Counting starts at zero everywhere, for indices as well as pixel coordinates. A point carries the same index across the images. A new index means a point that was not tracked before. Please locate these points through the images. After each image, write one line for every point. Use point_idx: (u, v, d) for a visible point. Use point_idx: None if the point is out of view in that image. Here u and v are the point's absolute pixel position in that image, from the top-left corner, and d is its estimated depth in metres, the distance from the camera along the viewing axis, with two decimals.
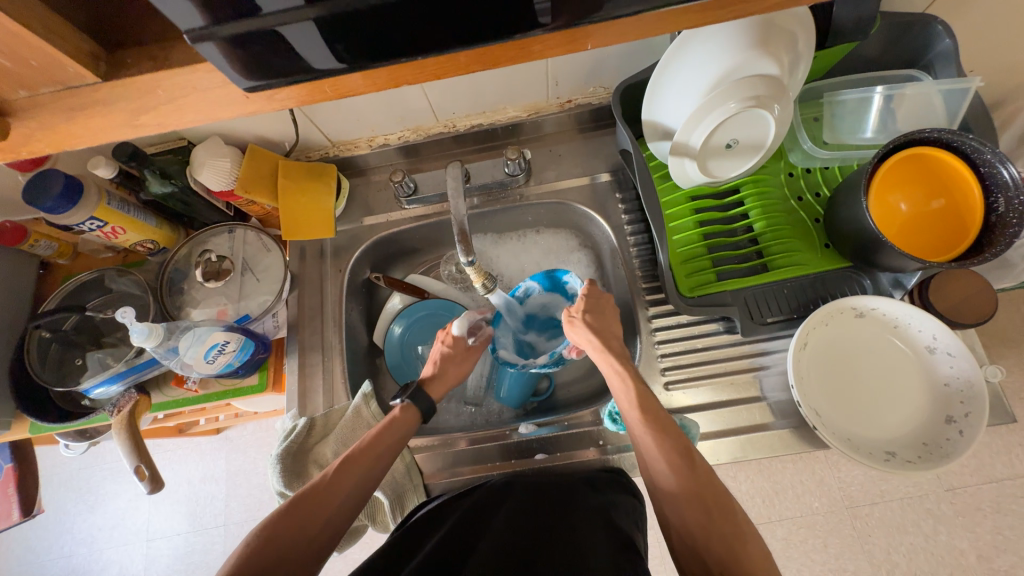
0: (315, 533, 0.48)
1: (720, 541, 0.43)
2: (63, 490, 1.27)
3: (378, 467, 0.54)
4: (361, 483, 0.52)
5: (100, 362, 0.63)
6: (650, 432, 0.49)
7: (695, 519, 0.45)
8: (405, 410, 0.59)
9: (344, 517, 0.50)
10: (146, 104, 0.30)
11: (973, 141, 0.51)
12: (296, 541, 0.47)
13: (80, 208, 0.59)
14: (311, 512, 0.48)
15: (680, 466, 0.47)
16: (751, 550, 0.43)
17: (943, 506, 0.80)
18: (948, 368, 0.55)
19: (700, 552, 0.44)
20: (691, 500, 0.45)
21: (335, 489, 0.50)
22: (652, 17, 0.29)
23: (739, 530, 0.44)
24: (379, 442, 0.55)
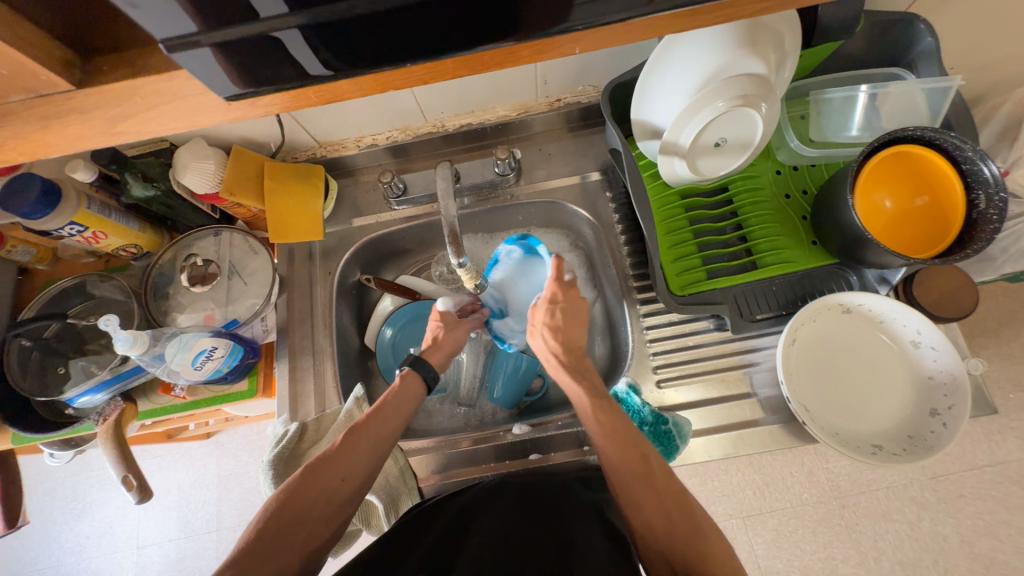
0: (335, 492, 0.49)
1: (681, 538, 0.44)
2: (49, 498, 1.24)
3: (393, 428, 0.55)
4: (378, 444, 0.53)
5: (84, 371, 0.62)
6: (608, 443, 0.50)
7: (661, 527, 0.45)
8: (412, 375, 0.60)
9: (364, 476, 0.51)
10: (125, 112, 0.30)
11: (955, 139, 0.52)
12: (317, 499, 0.48)
13: (59, 212, 0.57)
14: (330, 473, 0.49)
15: (638, 464, 0.48)
16: (714, 549, 0.43)
17: (926, 493, 0.82)
18: (932, 362, 0.56)
19: (665, 551, 0.44)
20: (649, 498, 0.46)
21: (352, 451, 0.51)
22: (639, 24, 0.29)
23: (700, 530, 0.44)
24: (393, 407, 0.56)
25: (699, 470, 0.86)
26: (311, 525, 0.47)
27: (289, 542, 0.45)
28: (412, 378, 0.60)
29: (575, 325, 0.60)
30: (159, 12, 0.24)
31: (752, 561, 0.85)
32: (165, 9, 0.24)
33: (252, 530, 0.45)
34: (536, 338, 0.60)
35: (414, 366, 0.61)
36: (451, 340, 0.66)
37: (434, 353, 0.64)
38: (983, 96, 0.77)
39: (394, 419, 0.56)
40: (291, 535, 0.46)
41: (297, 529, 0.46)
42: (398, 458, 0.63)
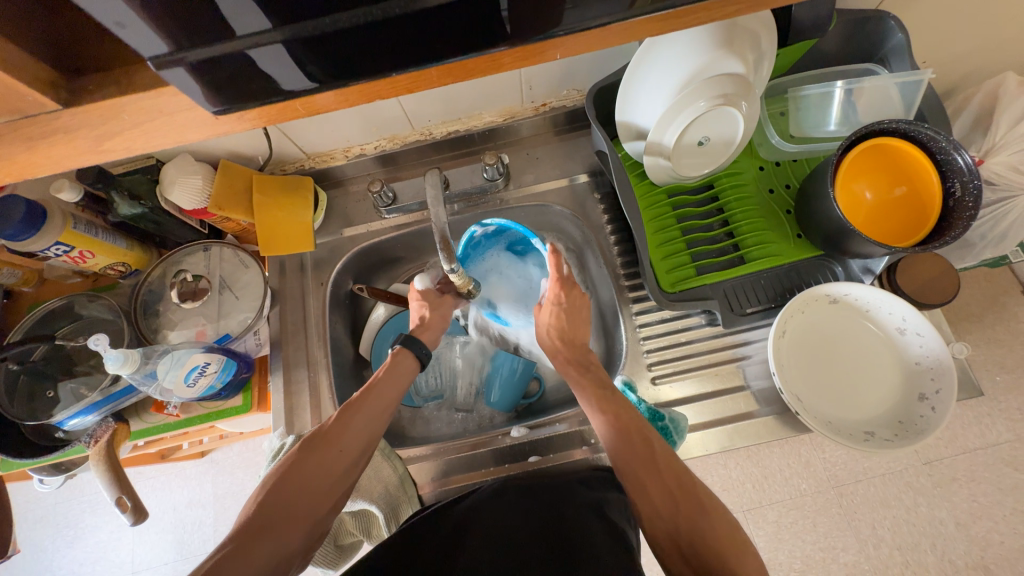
0: (332, 465, 0.49)
1: (685, 516, 0.44)
2: (39, 526, 1.21)
3: (388, 404, 0.55)
4: (374, 418, 0.53)
5: (74, 394, 0.61)
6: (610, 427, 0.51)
7: (662, 502, 0.46)
8: (403, 354, 0.60)
9: (361, 448, 0.51)
10: (111, 130, 0.30)
11: (929, 130, 0.54)
12: (315, 473, 0.48)
13: (44, 233, 0.56)
14: (326, 448, 0.49)
15: (638, 447, 0.49)
16: (713, 519, 0.44)
17: (921, 479, 0.83)
18: (918, 348, 0.58)
19: (672, 532, 0.44)
20: (653, 479, 0.47)
21: (347, 426, 0.51)
22: (619, 28, 0.30)
23: (700, 501, 0.45)
24: (385, 383, 0.56)
25: (698, 465, 0.87)
26: (311, 500, 0.47)
27: (290, 517, 0.45)
28: (404, 357, 0.59)
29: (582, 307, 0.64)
30: (142, 31, 0.24)
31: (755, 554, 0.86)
32: (148, 29, 0.24)
33: (251, 509, 0.45)
34: (544, 336, 0.64)
35: (404, 344, 0.60)
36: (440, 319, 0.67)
37: (426, 333, 0.65)
38: (955, 89, 0.80)
39: (388, 395, 0.56)
40: (291, 508, 0.45)
41: (297, 503, 0.46)
42: (396, 467, 0.62)
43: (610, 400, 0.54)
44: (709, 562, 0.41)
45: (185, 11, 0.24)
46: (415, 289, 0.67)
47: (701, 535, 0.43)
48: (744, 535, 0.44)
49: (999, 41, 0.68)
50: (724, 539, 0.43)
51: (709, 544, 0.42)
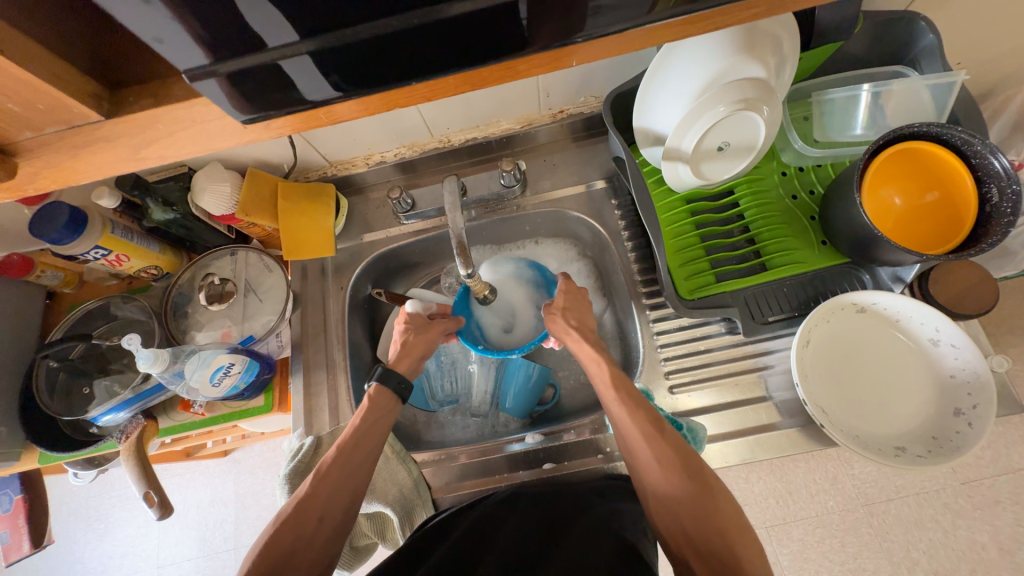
0: (313, 535, 0.48)
1: (697, 511, 0.43)
2: (72, 518, 1.27)
3: (368, 452, 0.53)
4: (352, 477, 0.51)
5: (108, 390, 0.64)
6: (626, 412, 0.49)
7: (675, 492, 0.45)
8: (381, 390, 0.57)
9: (343, 510, 0.50)
10: (147, 139, 0.31)
11: (962, 133, 0.52)
12: (297, 545, 0.47)
13: (85, 237, 0.60)
14: (304, 514, 0.48)
15: (656, 441, 0.47)
16: (724, 511, 0.43)
17: (959, 500, 0.79)
18: (953, 360, 0.55)
19: (685, 528, 0.44)
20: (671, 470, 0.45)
21: (323, 484, 0.50)
22: (635, 34, 0.30)
23: (712, 490, 0.44)
24: (363, 430, 0.54)
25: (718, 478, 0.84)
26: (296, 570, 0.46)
27: None
28: (382, 395, 0.57)
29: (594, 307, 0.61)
30: (179, 45, 0.26)
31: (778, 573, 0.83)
32: (182, 41, 0.26)
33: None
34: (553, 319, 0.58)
35: (381, 380, 0.58)
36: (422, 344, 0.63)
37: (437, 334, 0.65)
38: (992, 91, 0.77)
39: (367, 443, 0.54)
40: None
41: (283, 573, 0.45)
42: (411, 470, 0.63)
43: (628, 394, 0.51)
44: (721, 557, 0.41)
45: (218, 26, 0.26)
46: (403, 312, 0.64)
47: (711, 527, 0.42)
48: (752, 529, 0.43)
49: None
50: (736, 530, 0.42)
51: (722, 536, 0.42)
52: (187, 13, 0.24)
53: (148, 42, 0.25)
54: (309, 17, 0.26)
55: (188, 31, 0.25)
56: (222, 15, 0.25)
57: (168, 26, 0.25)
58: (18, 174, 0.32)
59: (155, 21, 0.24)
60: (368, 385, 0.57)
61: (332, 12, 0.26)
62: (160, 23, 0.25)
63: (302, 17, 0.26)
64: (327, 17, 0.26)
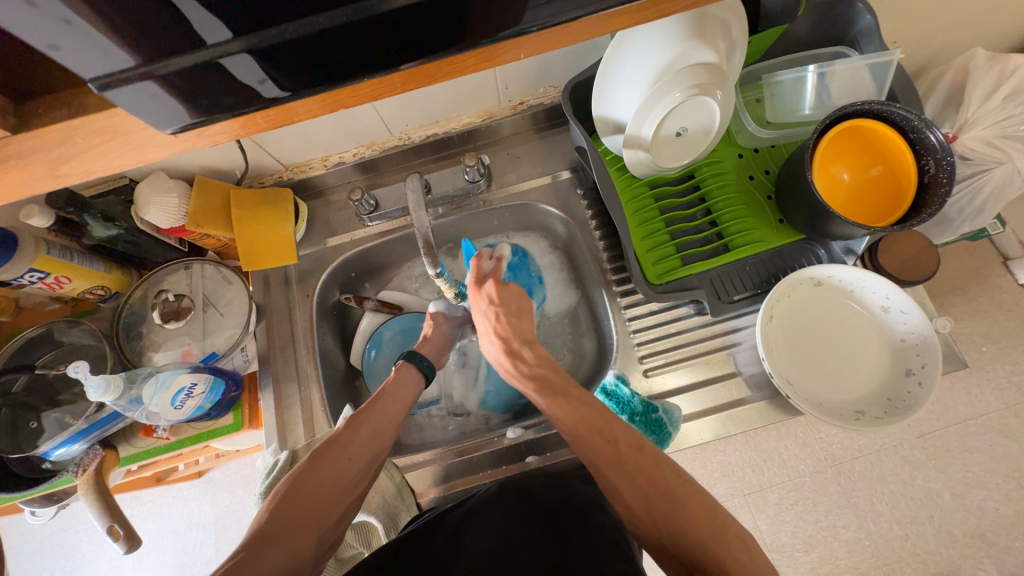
0: (340, 476, 0.48)
1: (655, 505, 0.43)
2: (35, 558, 1.19)
3: (396, 412, 0.55)
4: (381, 430, 0.53)
5: (59, 422, 0.60)
6: (574, 432, 0.50)
7: (639, 505, 0.44)
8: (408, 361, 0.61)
9: (369, 456, 0.50)
10: (66, 154, 0.29)
11: (900, 110, 0.54)
12: (325, 481, 0.46)
13: (17, 261, 0.55)
14: (335, 454, 0.49)
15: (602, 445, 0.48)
16: (689, 511, 0.42)
17: (914, 452, 0.85)
18: (902, 325, 0.58)
19: (650, 526, 0.43)
20: (630, 483, 0.45)
21: (355, 432, 0.51)
22: (585, 22, 0.29)
23: (673, 491, 0.44)
24: (392, 392, 0.56)
25: (695, 453, 0.87)
26: (321, 504, 0.45)
27: (297, 525, 0.43)
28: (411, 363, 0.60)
29: None
30: (89, 49, 0.24)
31: (758, 537, 0.87)
32: (90, 43, 0.23)
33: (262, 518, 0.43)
34: (487, 342, 0.61)
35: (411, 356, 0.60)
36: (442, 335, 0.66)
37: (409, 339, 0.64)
38: (925, 68, 0.81)
39: (395, 403, 0.55)
40: (300, 513, 0.44)
41: (308, 507, 0.44)
42: (392, 476, 0.61)
43: (565, 405, 0.51)
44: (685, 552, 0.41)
45: (135, 27, 0.24)
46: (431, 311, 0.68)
47: (681, 528, 0.42)
48: (723, 512, 0.43)
49: (964, 18, 0.70)
50: (707, 529, 0.41)
51: (692, 538, 0.41)
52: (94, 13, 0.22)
53: (50, 46, 0.23)
54: (238, 12, 0.24)
55: (97, 32, 0.23)
56: (135, 13, 0.23)
57: (70, 31, 0.23)
58: None
59: (56, 25, 0.22)
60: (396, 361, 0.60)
61: (263, 6, 0.24)
62: (61, 28, 0.22)
63: (227, 13, 0.24)
64: (255, 12, 0.25)
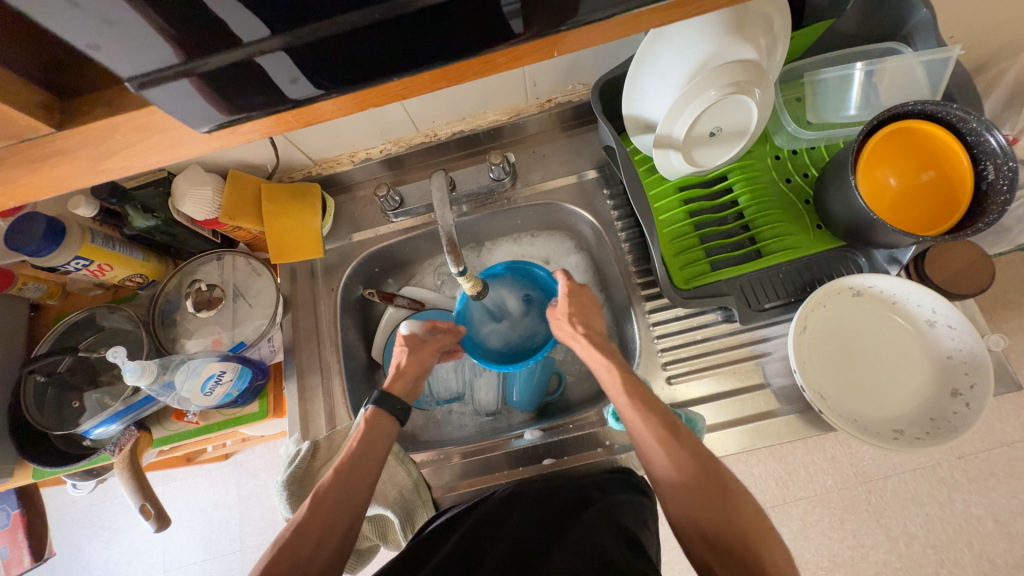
0: (312, 558, 0.47)
1: (714, 508, 0.44)
2: (76, 527, 1.26)
3: (365, 477, 0.53)
4: (349, 499, 0.51)
5: (99, 403, 0.63)
6: (640, 415, 0.49)
7: (699, 502, 0.44)
8: (378, 413, 0.57)
9: (340, 535, 0.49)
10: (106, 150, 0.30)
11: (958, 111, 0.51)
12: (294, 572, 0.46)
13: (64, 248, 0.58)
14: (301, 540, 0.47)
15: (670, 446, 0.47)
16: (749, 517, 0.43)
17: (955, 474, 0.80)
18: (950, 341, 0.55)
19: (704, 526, 0.44)
20: (693, 479, 0.45)
21: (323, 508, 0.49)
22: (625, 19, 0.28)
23: (734, 498, 0.44)
24: (359, 453, 0.54)
25: None
26: None
27: None
28: (380, 418, 0.57)
29: (590, 303, 0.60)
30: (125, 47, 0.24)
31: None
32: (126, 38, 0.24)
33: None
34: (562, 325, 0.58)
35: (379, 403, 0.58)
36: (420, 359, 0.63)
37: (428, 337, 0.64)
38: (986, 64, 0.75)
39: (365, 465, 0.53)
40: None
41: None
42: (410, 471, 0.62)
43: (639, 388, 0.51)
44: (738, 553, 0.42)
45: (166, 23, 0.24)
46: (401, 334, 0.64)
47: (738, 535, 0.42)
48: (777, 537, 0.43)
49: None
50: (762, 538, 0.42)
51: (748, 544, 0.42)
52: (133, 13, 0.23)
53: (91, 47, 0.24)
54: (274, 9, 0.24)
55: (135, 31, 0.23)
56: (171, 13, 0.23)
57: (110, 31, 0.23)
58: None
59: (96, 25, 0.23)
60: (365, 408, 0.57)
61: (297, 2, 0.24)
62: (98, 28, 0.23)
63: (260, 13, 0.24)
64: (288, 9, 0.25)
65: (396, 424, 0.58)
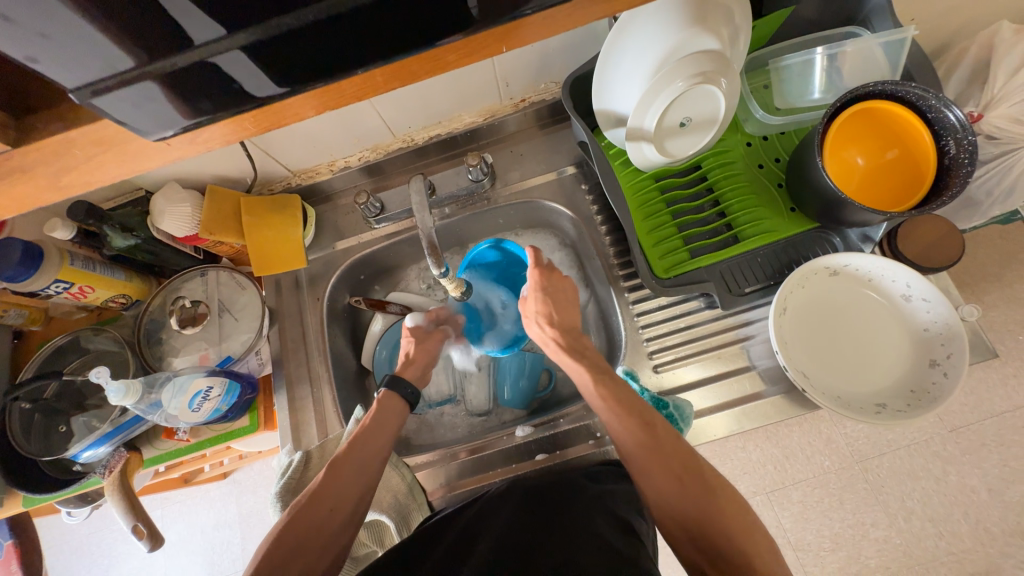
0: (325, 524, 0.48)
1: (693, 499, 0.44)
2: (74, 557, 1.24)
3: (378, 450, 0.54)
4: (362, 472, 0.52)
5: (87, 425, 0.62)
6: (616, 413, 0.50)
7: (676, 494, 0.45)
8: (390, 396, 0.60)
9: (353, 504, 0.50)
10: (67, 166, 0.30)
11: (917, 89, 0.52)
12: (308, 534, 0.47)
13: (44, 271, 0.58)
14: (316, 505, 0.48)
15: (645, 440, 0.48)
16: (721, 502, 0.44)
17: (947, 446, 0.81)
18: (925, 314, 0.56)
19: (679, 514, 0.45)
20: (666, 472, 0.46)
21: (337, 479, 0.51)
22: (579, 4, 0.29)
23: (710, 486, 0.45)
24: (372, 428, 0.55)
25: (715, 450, 0.85)
26: (309, 557, 0.46)
27: None
28: (391, 400, 0.59)
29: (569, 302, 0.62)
30: (63, 60, 0.24)
31: (782, 536, 0.85)
32: (73, 47, 0.24)
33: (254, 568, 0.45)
34: (532, 326, 0.61)
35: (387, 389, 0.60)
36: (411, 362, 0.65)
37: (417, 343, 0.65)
38: (948, 44, 0.77)
39: (377, 441, 0.55)
40: (288, 567, 0.45)
41: (295, 562, 0.46)
42: (404, 475, 0.62)
43: (612, 384, 0.53)
44: (717, 541, 0.43)
45: (109, 29, 0.24)
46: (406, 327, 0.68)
47: (716, 523, 0.43)
48: (752, 515, 0.45)
49: None
50: (737, 518, 0.44)
51: (725, 530, 0.43)
52: (69, 25, 0.23)
53: (29, 59, 0.24)
54: (217, 7, 0.24)
55: (72, 43, 0.24)
56: (109, 20, 0.24)
57: (50, 43, 0.23)
58: None
59: (33, 41, 0.23)
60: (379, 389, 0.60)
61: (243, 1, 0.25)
62: (41, 39, 0.23)
63: (197, 22, 0.25)
64: (229, 13, 0.25)
65: (408, 407, 0.60)
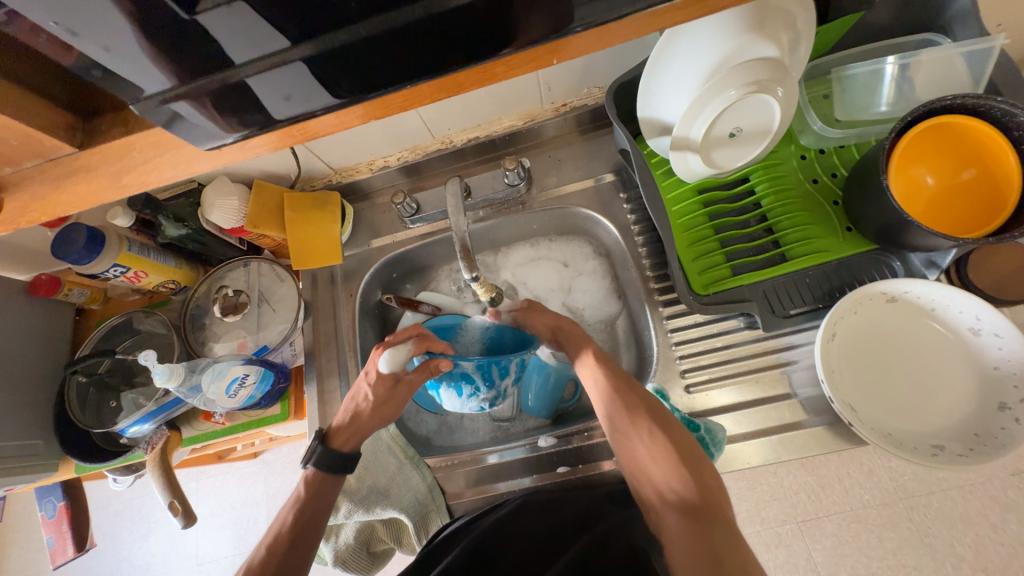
0: None
1: (655, 437, 0.49)
2: (117, 519, 1.33)
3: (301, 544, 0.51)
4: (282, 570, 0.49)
5: (134, 403, 0.66)
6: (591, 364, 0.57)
7: (640, 433, 0.50)
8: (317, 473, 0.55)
9: None
10: (128, 165, 0.32)
11: (1003, 104, 0.47)
12: None
13: (104, 255, 0.62)
14: None
15: (616, 386, 0.54)
16: (680, 442, 0.49)
17: (1010, 492, 0.74)
18: (997, 351, 0.50)
19: (644, 453, 0.50)
20: (632, 414, 0.52)
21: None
22: (638, 18, 0.27)
23: (672, 429, 0.50)
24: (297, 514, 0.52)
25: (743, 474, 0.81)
26: None
27: None
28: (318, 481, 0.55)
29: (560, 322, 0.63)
30: (129, 70, 0.25)
31: (812, 569, 0.80)
32: (140, 57, 0.25)
33: None
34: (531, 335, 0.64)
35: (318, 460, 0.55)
36: None
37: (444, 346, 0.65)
38: None
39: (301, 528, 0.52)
40: None
41: None
42: (425, 475, 0.64)
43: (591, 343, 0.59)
44: (674, 474, 0.47)
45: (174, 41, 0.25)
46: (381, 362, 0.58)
47: (673, 457, 0.48)
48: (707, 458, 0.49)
49: None
50: (692, 456, 0.48)
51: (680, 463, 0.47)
52: (138, 37, 0.24)
53: (98, 70, 0.25)
54: (278, 20, 0.25)
55: (140, 54, 0.25)
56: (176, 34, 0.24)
57: (118, 55, 0.24)
58: (15, 209, 0.33)
59: (101, 52, 0.24)
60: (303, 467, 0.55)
61: (306, 10, 0.24)
62: (109, 51, 0.24)
63: (257, 36, 0.25)
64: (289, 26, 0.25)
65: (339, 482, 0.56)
